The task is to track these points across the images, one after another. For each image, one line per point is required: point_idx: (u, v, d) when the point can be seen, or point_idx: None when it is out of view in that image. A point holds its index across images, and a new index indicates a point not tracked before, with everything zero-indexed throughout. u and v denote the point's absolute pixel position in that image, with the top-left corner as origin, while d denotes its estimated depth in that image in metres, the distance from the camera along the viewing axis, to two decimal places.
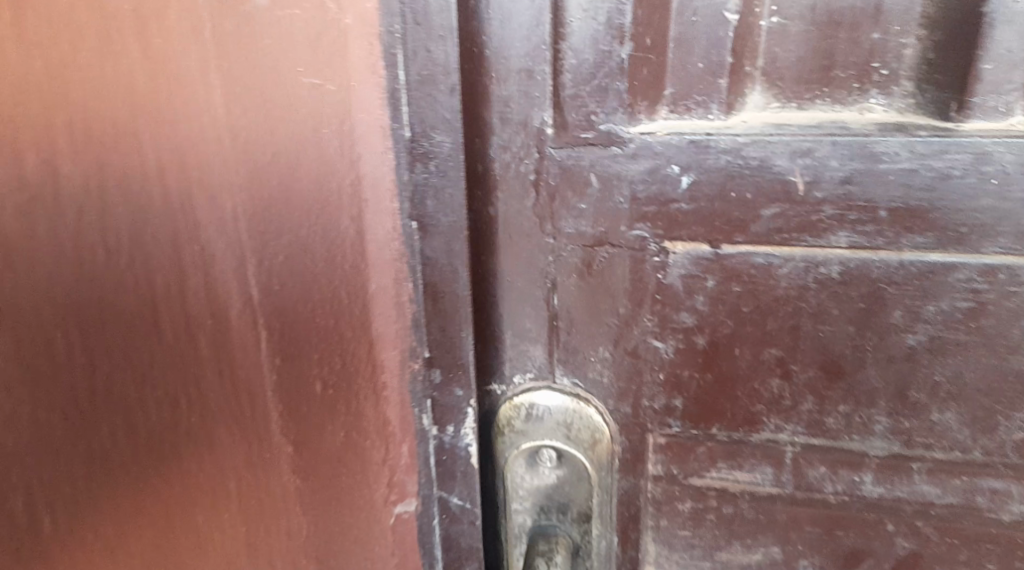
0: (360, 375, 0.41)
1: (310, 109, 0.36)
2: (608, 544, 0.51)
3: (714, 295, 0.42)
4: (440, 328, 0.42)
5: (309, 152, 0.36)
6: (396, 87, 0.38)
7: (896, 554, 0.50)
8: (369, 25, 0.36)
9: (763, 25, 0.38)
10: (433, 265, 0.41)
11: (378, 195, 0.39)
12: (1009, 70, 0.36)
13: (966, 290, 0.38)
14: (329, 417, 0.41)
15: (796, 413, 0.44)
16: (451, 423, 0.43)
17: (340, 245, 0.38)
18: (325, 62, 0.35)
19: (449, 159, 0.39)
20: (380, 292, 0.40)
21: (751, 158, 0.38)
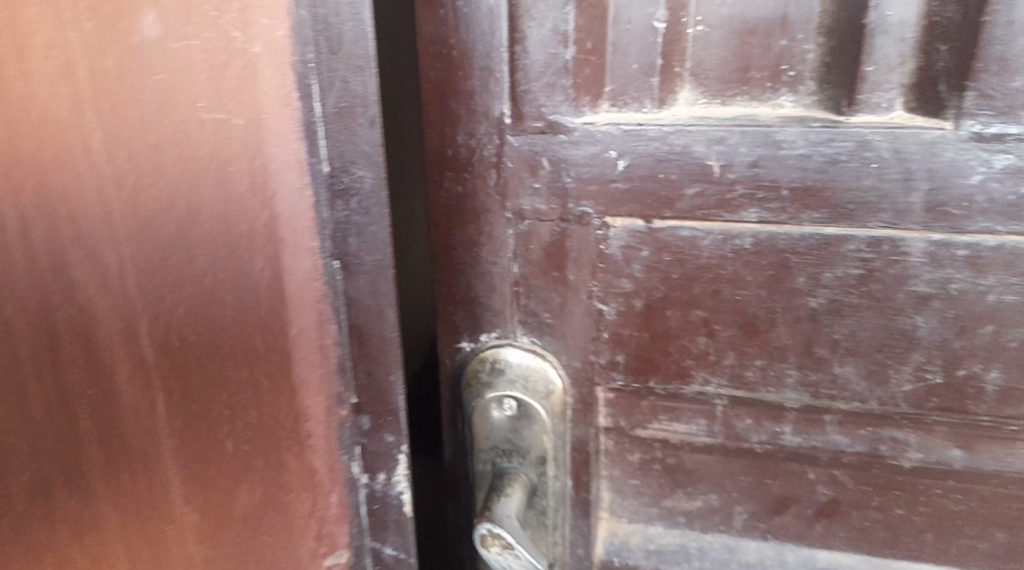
0: (279, 427, 0.43)
1: (223, 136, 0.38)
2: (564, 488, 0.58)
3: (648, 263, 0.48)
4: (366, 371, 0.45)
5: (211, 180, 0.38)
6: (313, 120, 0.39)
7: (817, 499, 0.57)
8: (283, 55, 0.37)
9: (690, 32, 0.45)
10: (359, 307, 0.44)
11: (299, 234, 0.40)
12: (888, 71, 0.42)
13: (856, 259, 0.45)
14: (246, 469, 0.43)
15: (720, 367, 0.50)
16: (382, 471, 0.47)
17: (256, 287, 0.40)
18: (228, 97, 0.37)
19: (370, 194, 0.42)
20: (303, 334, 0.42)
21: (676, 145, 0.45)
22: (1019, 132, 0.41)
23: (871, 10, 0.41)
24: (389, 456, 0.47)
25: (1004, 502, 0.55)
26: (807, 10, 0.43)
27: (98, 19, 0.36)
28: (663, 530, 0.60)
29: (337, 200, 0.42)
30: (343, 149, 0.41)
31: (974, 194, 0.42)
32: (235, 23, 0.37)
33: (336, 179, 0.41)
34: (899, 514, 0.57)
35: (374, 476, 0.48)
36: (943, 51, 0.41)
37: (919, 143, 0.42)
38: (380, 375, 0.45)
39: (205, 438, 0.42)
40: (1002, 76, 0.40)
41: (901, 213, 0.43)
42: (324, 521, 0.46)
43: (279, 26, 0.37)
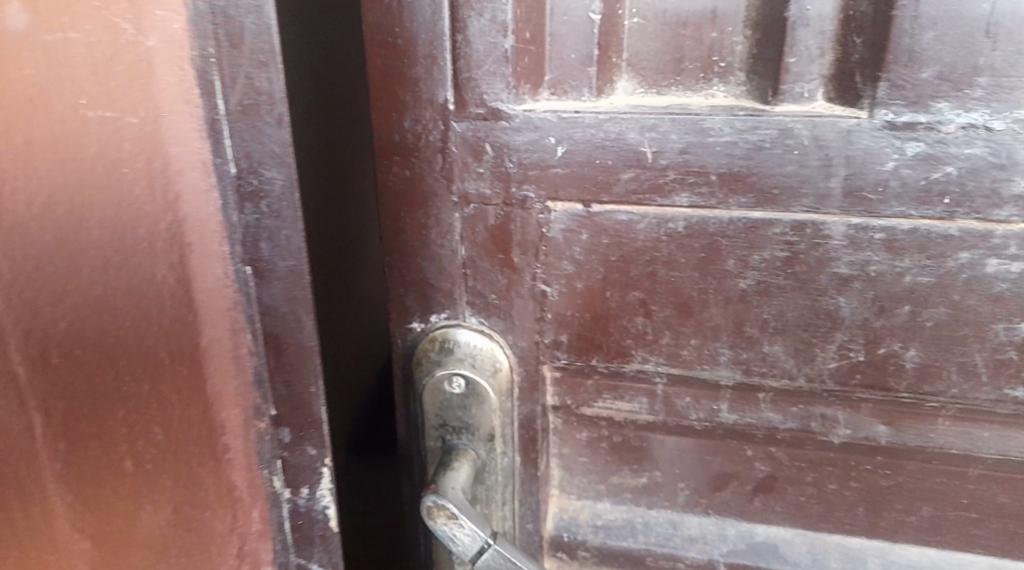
0: (191, 441, 0.45)
1: (117, 137, 0.40)
2: (511, 465, 0.60)
3: (588, 246, 0.50)
4: (285, 382, 0.46)
5: (105, 182, 0.41)
6: (216, 117, 0.40)
7: (756, 475, 0.60)
8: (180, 49, 0.39)
9: (627, 24, 0.47)
10: (275, 315, 0.44)
11: (209, 239, 0.42)
12: (809, 63, 0.44)
13: (782, 241, 0.47)
14: (157, 485, 0.46)
15: (658, 346, 0.53)
16: (305, 486, 0.48)
17: (160, 292, 0.43)
18: (117, 97, 0.39)
19: (281, 197, 0.42)
20: (214, 343, 0.44)
21: (610, 132, 0.47)
22: (929, 121, 0.43)
23: (792, 4, 0.43)
24: (313, 469, 0.48)
25: (930, 477, 0.57)
26: (736, 4, 0.45)
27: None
28: (610, 506, 0.63)
29: (246, 203, 0.42)
30: (250, 149, 0.41)
31: (888, 179, 0.45)
32: (125, 16, 0.38)
33: (244, 181, 0.42)
34: (832, 490, 0.59)
35: (299, 491, 0.48)
36: (858, 43, 0.43)
37: (837, 130, 0.44)
38: (299, 386, 0.46)
39: (116, 450, 0.45)
40: (911, 67, 0.42)
41: (822, 198, 0.46)
42: (246, 538, 0.48)
43: (175, 17, 0.39)
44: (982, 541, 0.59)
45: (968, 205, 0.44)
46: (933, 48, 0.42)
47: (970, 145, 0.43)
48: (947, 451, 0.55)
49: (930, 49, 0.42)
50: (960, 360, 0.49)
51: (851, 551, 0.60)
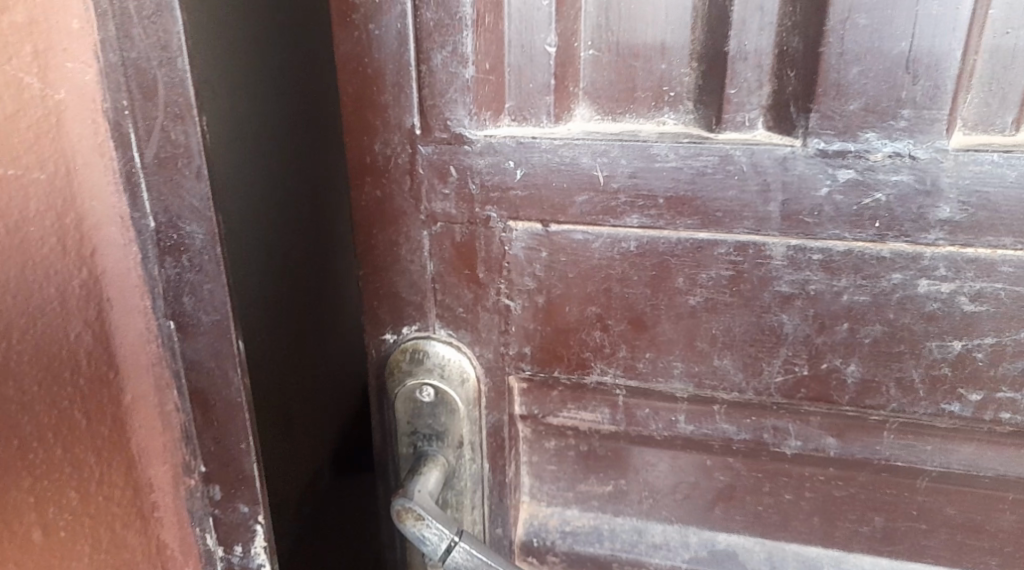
0: (112, 502, 0.48)
1: (22, 191, 0.42)
2: (479, 472, 0.61)
3: (547, 264, 0.53)
4: (213, 439, 0.51)
5: (9, 242, 0.42)
6: (133, 170, 0.45)
7: (716, 484, 0.62)
8: (91, 99, 0.43)
9: (582, 55, 0.50)
10: (200, 369, 0.49)
11: (129, 296, 0.46)
12: (748, 94, 0.47)
13: (727, 261, 0.50)
14: (71, 552, 0.48)
15: (615, 359, 0.55)
16: (238, 542, 0.53)
17: (74, 352, 0.45)
18: (22, 153, 0.42)
19: (200, 250, 0.46)
20: (139, 399, 0.48)
21: (565, 157, 0.50)
22: (857, 149, 0.46)
23: (731, 40, 0.46)
24: (245, 527, 0.53)
25: (880, 488, 0.60)
26: (681, 38, 0.48)
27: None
28: (579, 512, 0.65)
29: (167, 257, 0.46)
30: (168, 203, 0.45)
31: (822, 204, 0.48)
32: (30, 70, 0.41)
33: (163, 235, 0.46)
34: (789, 499, 0.61)
35: (231, 548, 0.53)
36: (792, 76, 0.46)
37: (773, 157, 0.47)
38: (228, 443, 0.51)
39: (17, 514, 0.45)
40: (840, 100, 0.45)
41: (763, 221, 0.49)
42: None
43: (85, 70, 0.42)
44: (930, 550, 0.61)
45: (897, 229, 0.47)
46: (859, 82, 0.45)
47: (897, 172, 0.46)
48: (894, 463, 0.58)
49: (857, 82, 0.45)
50: (898, 375, 0.52)
51: (807, 558, 0.63)
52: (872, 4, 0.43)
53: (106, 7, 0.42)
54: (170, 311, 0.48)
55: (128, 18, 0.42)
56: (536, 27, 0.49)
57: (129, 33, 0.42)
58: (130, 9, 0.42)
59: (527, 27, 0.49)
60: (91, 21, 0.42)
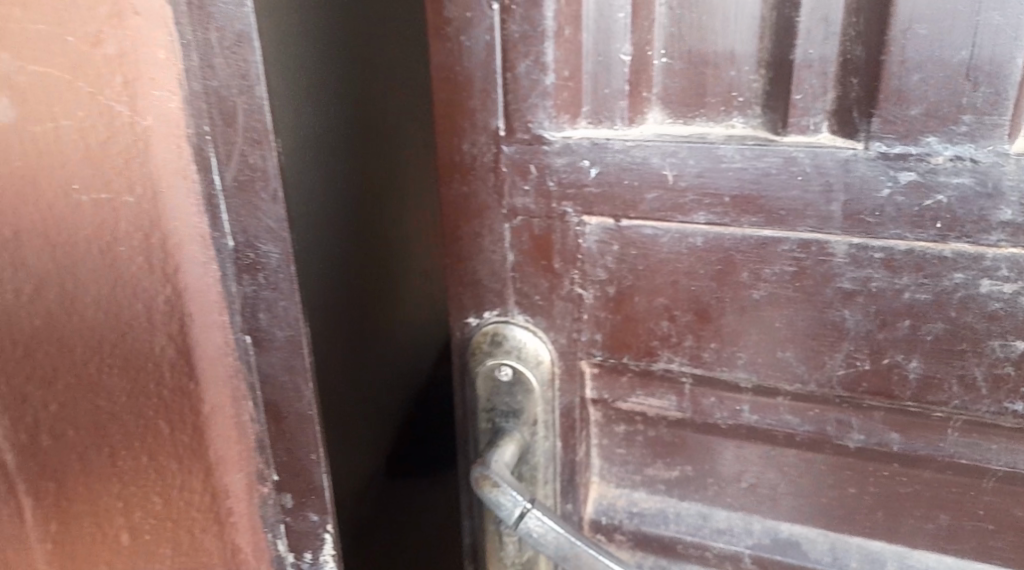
0: (192, 507, 0.55)
1: (112, 216, 0.48)
2: (552, 450, 0.63)
3: (618, 257, 0.56)
4: (285, 449, 0.56)
5: (104, 262, 0.49)
6: (214, 193, 0.50)
7: (778, 478, 0.62)
8: (176, 126, 0.48)
9: (656, 63, 0.53)
10: (273, 382, 0.55)
11: (209, 311, 0.52)
12: (814, 99, 0.50)
13: (790, 257, 0.53)
14: (156, 554, 0.56)
15: (682, 348, 0.58)
16: (306, 549, 0.59)
17: (157, 364, 0.52)
18: (112, 179, 0.48)
19: (276, 269, 0.51)
20: (216, 409, 0.54)
21: (636, 158, 0.53)
22: (919, 153, 0.48)
23: (797, 49, 0.49)
24: (314, 536, 0.59)
25: (946, 486, 0.59)
26: (750, 47, 0.51)
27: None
28: (646, 496, 0.66)
29: (244, 275, 0.52)
30: (245, 225, 0.50)
31: (884, 204, 0.50)
32: (119, 99, 0.46)
33: (241, 254, 0.51)
34: (853, 494, 0.61)
35: (302, 554, 0.60)
36: (855, 83, 0.49)
37: (835, 159, 0.50)
38: (300, 454, 0.56)
39: (108, 517, 0.55)
40: (901, 105, 0.48)
41: (825, 220, 0.51)
42: None
43: (171, 97, 0.47)
44: (998, 553, 0.60)
45: (959, 229, 0.49)
46: (920, 88, 0.47)
47: (958, 175, 0.48)
48: (957, 461, 0.57)
49: (917, 88, 0.47)
50: (960, 372, 0.53)
51: (871, 554, 0.62)
52: (931, 16, 0.46)
53: (191, 39, 0.47)
54: (247, 326, 0.53)
55: (210, 50, 0.47)
56: (613, 37, 0.52)
57: (209, 61, 0.47)
58: (212, 40, 0.46)
59: (605, 37, 0.53)
60: (176, 52, 0.47)
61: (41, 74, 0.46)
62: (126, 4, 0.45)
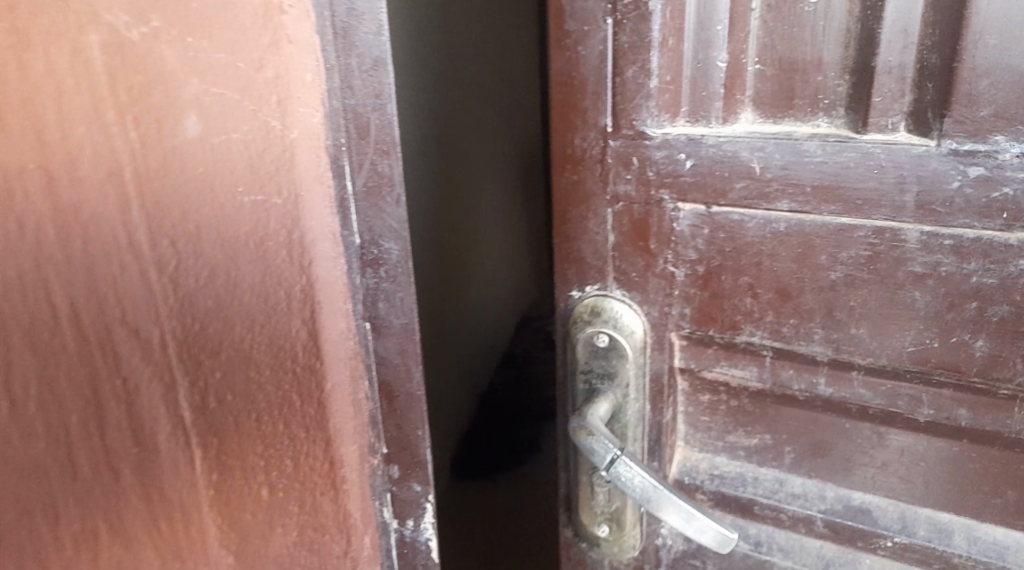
0: (314, 472, 0.61)
1: (265, 216, 0.54)
2: (641, 411, 0.69)
3: (708, 239, 0.63)
4: (395, 425, 0.67)
5: (256, 253, 0.54)
6: (346, 198, 0.59)
7: (858, 445, 0.66)
8: (317, 138, 0.55)
9: (750, 69, 0.60)
10: (389, 366, 0.65)
11: (336, 299, 0.59)
12: (892, 102, 0.56)
13: (865, 243, 0.58)
14: (285, 510, 0.61)
15: (763, 323, 0.64)
16: (410, 516, 0.69)
17: (294, 343, 0.57)
18: (266, 183, 0.53)
19: (395, 264, 0.62)
20: (337, 388, 0.61)
21: (728, 151, 0.59)
22: (987, 150, 0.53)
23: (876, 57, 0.56)
24: (417, 504, 0.69)
25: (1013, 463, 0.61)
26: (836, 55, 0.57)
27: (148, 130, 0.50)
28: (727, 460, 0.70)
29: (367, 268, 0.61)
30: (372, 224, 0.60)
31: (953, 196, 0.55)
32: (275, 115, 0.52)
33: (366, 249, 0.61)
34: (925, 465, 0.64)
35: (404, 521, 0.70)
36: (930, 87, 0.55)
37: (910, 155, 0.55)
38: (407, 429, 0.67)
39: (252, 474, 0.59)
40: (971, 108, 0.53)
41: (898, 210, 0.57)
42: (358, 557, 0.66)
43: (312, 113, 0.54)
44: None
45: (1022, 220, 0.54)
46: (989, 92, 0.53)
47: None
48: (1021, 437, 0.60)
49: (986, 93, 0.53)
50: None
51: (939, 524, 0.65)
52: (1002, 27, 0.51)
53: (335, 64, 0.56)
54: (367, 315, 0.63)
55: (350, 72, 0.56)
56: (710, 47, 0.59)
57: (348, 83, 0.57)
58: (353, 65, 0.56)
59: (705, 46, 0.59)
60: (319, 74, 0.55)
61: (217, 95, 0.50)
62: (283, 34, 0.51)
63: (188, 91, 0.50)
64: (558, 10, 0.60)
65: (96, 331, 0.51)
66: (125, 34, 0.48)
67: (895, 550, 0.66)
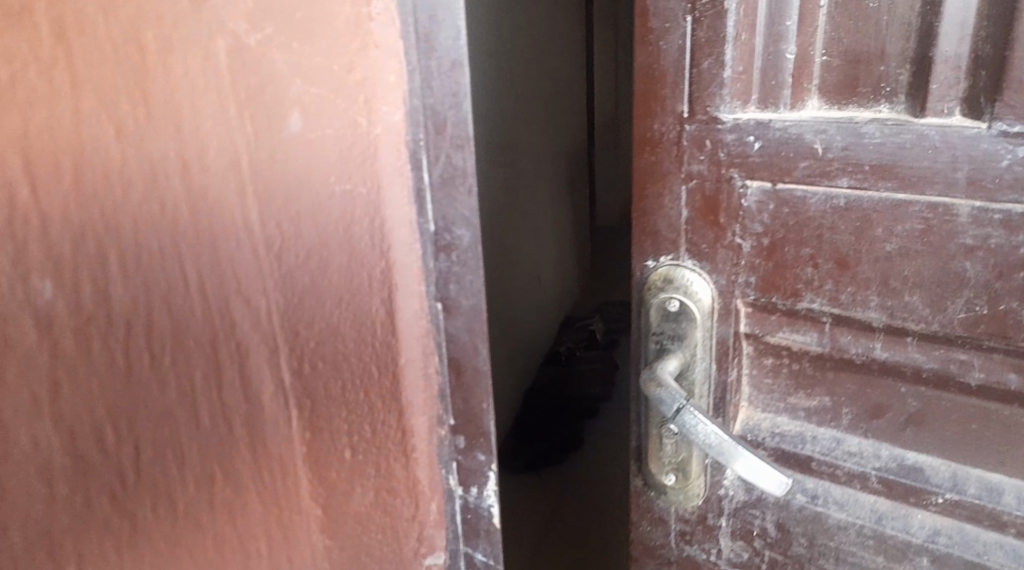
0: (390, 442, 0.59)
1: (351, 205, 0.53)
2: (708, 369, 0.75)
3: (773, 214, 0.69)
4: (463, 398, 0.61)
5: (343, 241, 0.54)
6: (423, 188, 0.56)
7: (908, 410, 0.70)
8: (399, 134, 0.54)
9: (818, 60, 0.67)
10: (457, 342, 0.60)
11: (411, 281, 0.57)
12: (947, 89, 0.62)
13: (919, 216, 0.64)
14: (364, 471, 0.59)
15: (823, 291, 0.69)
16: (474, 484, 0.63)
17: (373, 322, 0.56)
18: (353, 174, 0.53)
19: (467, 249, 0.58)
20: (411, 361, 0.58)
21: (793, 134, 0.66)
22: None
23: (934, 48, 0.62)
24: (480, 473, 0.63)
25: None
26: (897, 47, 0.64)
27: (259, 126, 0.51)
28: (789, 420, 0.75)
29: (440, 253, 0.58)
30: (446, 212, 0.57)
31: (1003, 173, 0.60)
32: (363, 114, 0.52)
33: (439, 236, 0.58)
34: (976, 428, 0.69)
35: (468, 489, 0.64)
36: (983, 75, 0.61)
37: (962, 136, 0.61)
38: (476, 404, 0.61)
39: (331, 442, 0.57)
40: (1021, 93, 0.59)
41: (950, 186, 0.62)
42: (426, 521, 0.62)
43: (394, 113, 0.53)
44: None
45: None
46: None
47: None
48: None
49: None
50: None
51: (990, 483, 0.69)
52: None
53: (415, 65, 0.54)
54: (438, 294, 0.59)
55: (430, 75, 0.54)
56: (779, 41, 0.67)
57: (429, 83, 0.55)
58: (432, 67, 0.54)
59: (775, 39, 0.67)
60: (404, 75, 0.53)
61: (314, 96, 0.51)
62: (371, 39, 0.51)
63: (291, 91, 0.50)
64: (643, 11, 0.69)
65: (217, 309, 0.53)
66: (243, 41, 0.49)
67: (946, 507, 0.71)
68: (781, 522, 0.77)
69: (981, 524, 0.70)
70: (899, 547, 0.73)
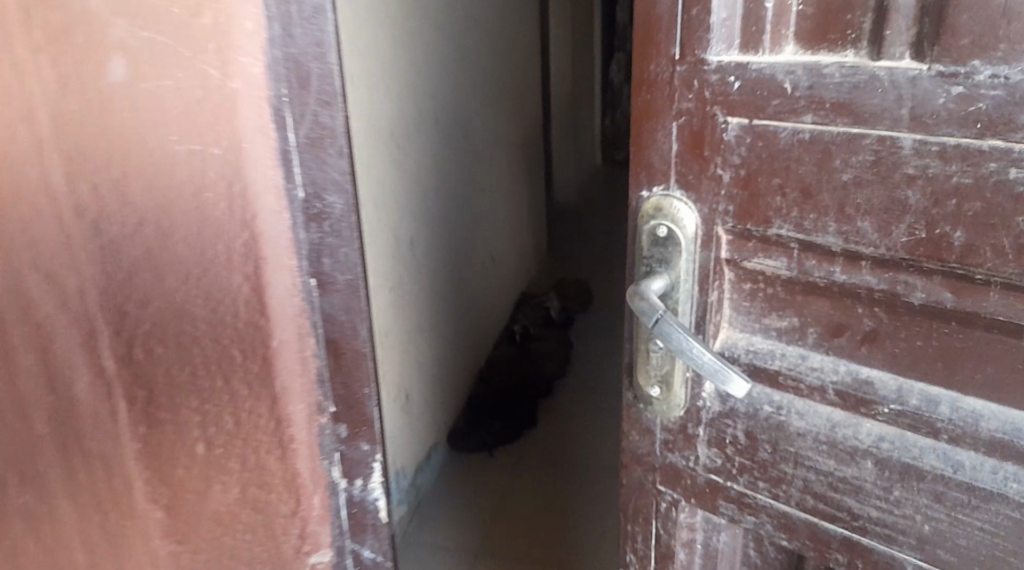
0: (259, 429, 0.71)
1: (197, 164, 0.63)
2: (691, 291, 0.79)
3: (749, 148, 0.72)
4: (342, 382, 0.72)
5: (192, 205, 0.64)
6: (291, 150, 0.64)
7: (863, 329, 0.73)
8: (260, 89, 0.62)
9: (794, 7, 0.70)
10: (335, 323, 0.70)
11: (283, 258, 0.67)
12: (900, 34, 0.65)
13: (872, 149, 0.67)
14: (224, 467, 0.71)
15: (790, 217, 0.72)
16: (359, 476, 0.75)
17: (232, 297, 0.66)
18: (201, 134, 0.62)
19: (339, 218, 0.67)
20: (287, 345, 0.69)
21: (766, 73, 0.70)
22: (966, 72, 0.62)
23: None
24: (365, 462, 0.75)
25: (991, 343, 0.67)
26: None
27: (84, 65, 0.60)
28: (763, 340, 0.79)
29: (312, 222, 0.66)
30: (316, 177, 0.65)
31: (939, 110, 0.63)
32: (213, 64, 0.60)
33: (309, 203, 0.66)
34: (921, 345, 0.71)
35: (354, 481, 0.75)
36: (926, 22, 0.64)
37: (906, 77, 0.64)
38: (355, 386, 0.72)
39: (177, 434, 0.70)
40: (954, 37, 0.62)
41: (896, 122, 0.65)
42: (307, 515, 0.74)
43: (252, 64, 0.61)
44: None
45: (993, 129, 0.62)
46: (969, 24, 0.62)
47: (996, 89, 0.61)
48: (994, 319, 0.66)
49: (967, 24, 0.62)
50: (993, 241, 0.64)
51: (930, 393, 0.71)
52: None
53: (275, 15, 0.60)
54: (313, 271, 0.68)
55: (289, 22, 0.61)
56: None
57: (289, 32, 0.61)
58: (293, 13, 0.61)
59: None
60: (262, 27, 0.60)
61: (152, 43, 0.60)
62: None
63: (113, 34, 0.59)
64: None
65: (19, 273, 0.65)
66: None
67: (892, 416, 0.73)
68: (750, 430, 0.81)
69: (920, 433, 0.73)
70: (849, 451, 0.76)
